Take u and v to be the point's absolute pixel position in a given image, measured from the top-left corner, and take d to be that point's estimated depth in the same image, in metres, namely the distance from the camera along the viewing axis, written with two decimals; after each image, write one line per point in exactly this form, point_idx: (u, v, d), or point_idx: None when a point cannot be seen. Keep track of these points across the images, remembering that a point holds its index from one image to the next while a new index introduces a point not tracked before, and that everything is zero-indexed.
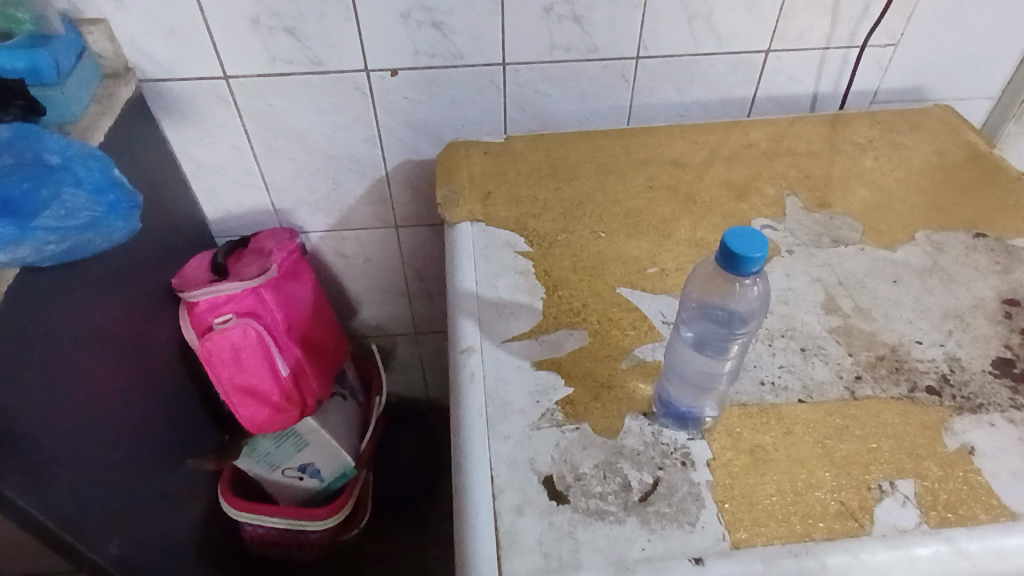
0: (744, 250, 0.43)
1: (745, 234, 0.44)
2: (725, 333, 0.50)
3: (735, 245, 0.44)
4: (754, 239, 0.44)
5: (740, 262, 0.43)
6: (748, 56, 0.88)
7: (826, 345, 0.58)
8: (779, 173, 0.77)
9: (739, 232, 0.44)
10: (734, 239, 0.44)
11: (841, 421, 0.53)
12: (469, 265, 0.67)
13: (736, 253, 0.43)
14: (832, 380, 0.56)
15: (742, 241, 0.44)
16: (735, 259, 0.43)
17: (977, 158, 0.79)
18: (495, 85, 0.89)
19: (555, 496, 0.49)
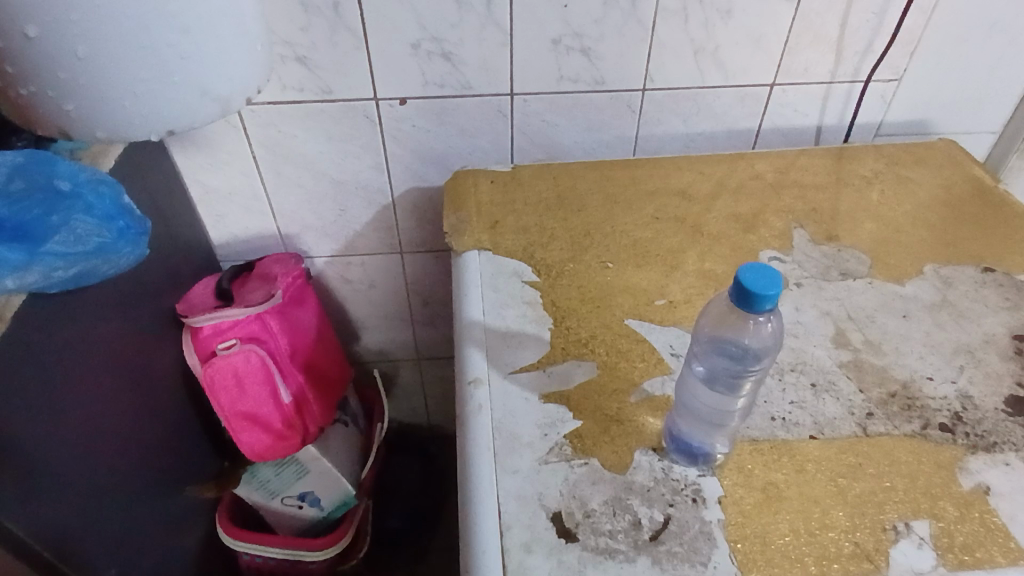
0: (759, 286, 0.43)
1: (759, 270, 0.44)
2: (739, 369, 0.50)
3: (749, 280, 0.44)
4: (767, 274, 0.44)
5: (754, 299, 0.43)
6: (753, 89, 0.89)
7: (838, 381, 0.58)
8: (785, 206, 0.78)
9: (752, 268, 0.44)
10: (749, 276, 0.44)
11: (853, 459, 0.52)
12: (477, 295, 0.66)
13: (750, 289, 0.43)
14: (843, 415, 0.55)
15: (756, 276, 0.44)
16: (749, 295, 0.43)
17: (982, 194, 0.79)
18: (503, 114, 0.89)
19: (564, 533, 0.48)
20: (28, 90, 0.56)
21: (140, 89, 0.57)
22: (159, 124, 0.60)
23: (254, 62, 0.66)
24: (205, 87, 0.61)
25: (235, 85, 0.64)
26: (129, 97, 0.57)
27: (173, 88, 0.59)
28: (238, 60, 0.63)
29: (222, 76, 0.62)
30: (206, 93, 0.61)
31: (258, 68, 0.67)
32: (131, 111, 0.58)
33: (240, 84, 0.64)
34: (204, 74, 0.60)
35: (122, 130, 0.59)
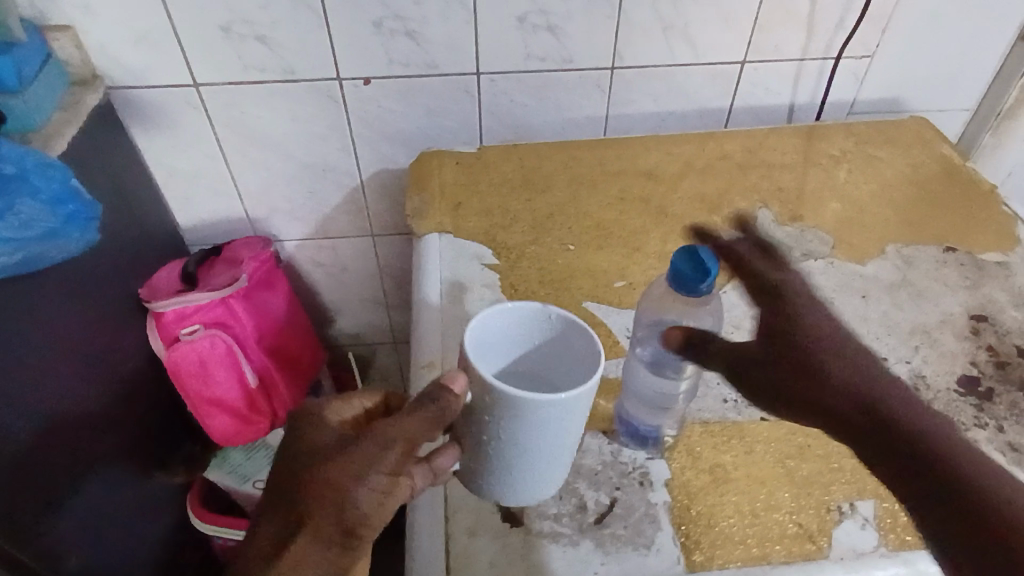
0: (691, 269, 0.43)
1: (696, 251, 0.44)
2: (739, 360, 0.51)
3: (685, 262, 0.43)
4: (705, 258, 0.44)
5: (689, 280, 0.43)
6: (724, 67, 0.88)
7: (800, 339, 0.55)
8: (752, 186, 0.77)
9: (693, 251, 0.44)
10: (685, 257, 0.43)
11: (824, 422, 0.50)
12: (434, 278, 0.66)
13: (683, 272, 0.43)
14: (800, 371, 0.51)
15: (694, 257, 0.43)
16: (680, 276, 0.43)
17: (950, 173, 0.79)
18: (469, 94, 0.88)
19: (509, 517, 0.48)
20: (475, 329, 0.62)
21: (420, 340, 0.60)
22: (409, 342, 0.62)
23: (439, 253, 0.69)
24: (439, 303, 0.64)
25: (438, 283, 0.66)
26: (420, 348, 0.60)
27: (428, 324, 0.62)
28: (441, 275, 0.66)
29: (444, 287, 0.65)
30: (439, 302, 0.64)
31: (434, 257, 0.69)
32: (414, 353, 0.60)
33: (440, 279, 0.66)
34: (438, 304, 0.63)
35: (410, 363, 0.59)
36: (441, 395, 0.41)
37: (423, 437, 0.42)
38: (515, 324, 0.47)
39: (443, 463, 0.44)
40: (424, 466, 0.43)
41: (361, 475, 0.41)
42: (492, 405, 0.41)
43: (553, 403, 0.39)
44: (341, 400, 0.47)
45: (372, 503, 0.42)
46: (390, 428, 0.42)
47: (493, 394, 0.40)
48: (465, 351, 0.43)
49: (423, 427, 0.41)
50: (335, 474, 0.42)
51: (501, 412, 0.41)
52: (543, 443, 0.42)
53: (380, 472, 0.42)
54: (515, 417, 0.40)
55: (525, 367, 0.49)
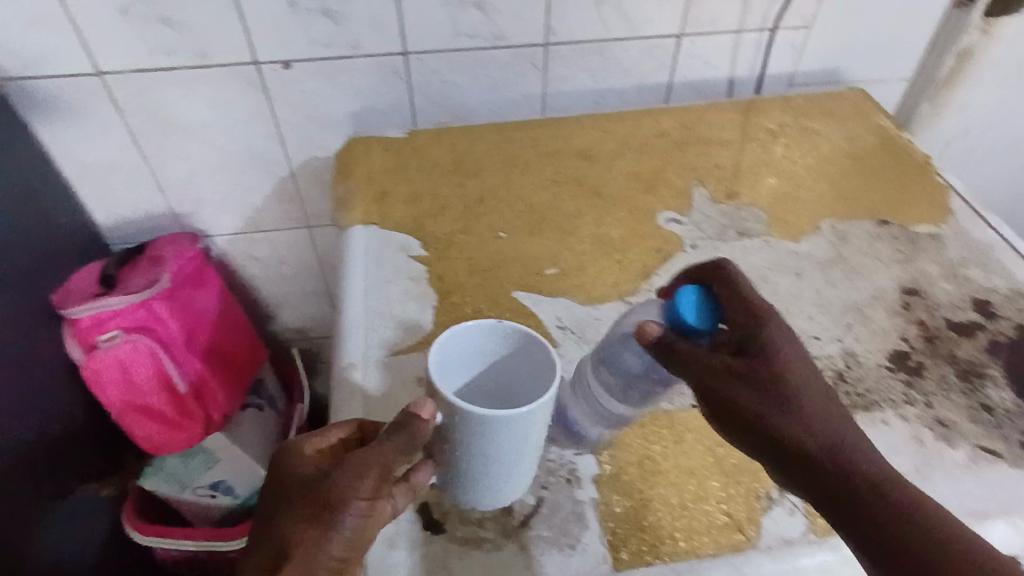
0: (693, 313, 0.44)
1: (694, 294, 0.45)
2: (732, 384, 0.43)
3: (686, 306, 0.44)
4: (702, 304, 0.45)
5: (682, 318, 0.44)
6: (661, 41, 0.85)
7: (790, 359, 0.43)
8: (688, 163, 0.75)
9: (690, 293, 0.45)
10: (686, 300, 0.44)
11: (786, 459, 0.42)
12: (358, 273, 0.63)
13: (680, 313, 0.44)
14: (767, 394, 0.42)
15: (692, 300, 0.45)
16: (679, 319, 0.44)
17: (885, 145, 0.78)
18: (398, 75, 0.84)
19: (430, 524, 0.46)
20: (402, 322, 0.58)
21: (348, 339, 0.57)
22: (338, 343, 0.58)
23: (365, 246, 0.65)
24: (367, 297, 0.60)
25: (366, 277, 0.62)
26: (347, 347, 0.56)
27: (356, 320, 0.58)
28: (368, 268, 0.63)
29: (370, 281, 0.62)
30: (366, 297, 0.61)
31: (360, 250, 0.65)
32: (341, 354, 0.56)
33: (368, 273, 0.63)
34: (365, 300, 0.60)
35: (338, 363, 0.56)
36: (410, 421, 0.40)
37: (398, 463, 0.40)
38: (463, 339, 0.45)
39: (421, 476, 0.42)
40: (404, 483, 0.41)
41: (344, 506, 0.38)
42: (460, 427, 0.40)
43: (516, 419, 0.39)
44: (316, 435, 0.43)
45: (357, 528, 0.39)
46: (367, 453, 0.39)
47: (460, 414, 0.39)
48: (428, 376, 0.41)
49: (397, 453, 0.39)
50: (319, 511, 0.39)
51: (467, 429, 0.40)
52: (520, 454, 0.42)
53: (361, 498, 0.39)
54: (478, 433, 0.40)
55: (477, 379, 0.48)
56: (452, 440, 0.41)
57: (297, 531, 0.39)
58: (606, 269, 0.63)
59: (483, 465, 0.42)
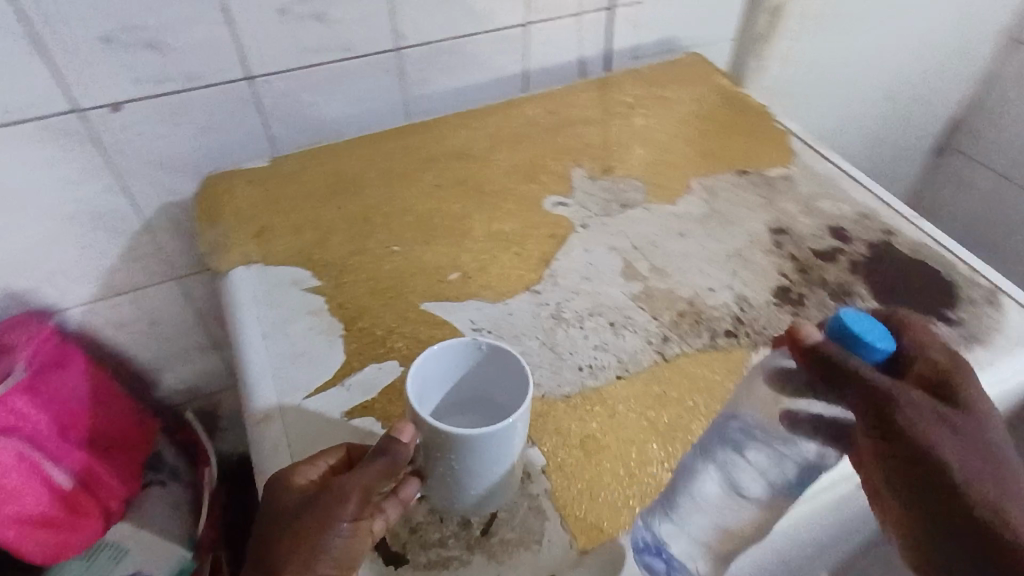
0: (875, 338, 0.44)
1: (874, 322, 0.44)
2: (909, 413, 0.42)
3: (857, 323, 0.44)
4: (885, 334, 0.44)
5: (862, 347, 0.43)
6: (509, 32, 0.87)
7: (919, 419, 0.42)
8: (561, 147, 0.77)
9: (865, 319, 0.45)
10: (856, 320, 0.44)
11: (925, 482, 0.41)
12: (252, 320, 0.59)
13: (862, 337, 0.43)
14: (935, 426, 0.42)
15: (870, 327, 0.44)
16: (847, 336, 0.43)
17: (728, 101, 0.85)
18: (247, 102, 0.78)
19: (392, 559, 0.44)
20: (311, 358, 0.56)
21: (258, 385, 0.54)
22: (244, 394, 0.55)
23: (244, 286, 0.62)
24: (264, 338, 0.57)
25: (253, 317, 0.59)
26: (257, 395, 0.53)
27: (259, 366, 0.55)
28: (253, 309, 0.60)
29: (259, 322, 0.59)
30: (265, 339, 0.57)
31: (240, 290, 0.61)
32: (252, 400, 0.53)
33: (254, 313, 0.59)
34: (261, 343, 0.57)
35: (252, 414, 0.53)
36: (392, 445, 0.43)
37: (376, 486, 0.43)
38: (449, 357, 0.49)
39: (408, 490, 0.45)
40: (393, 498, 0.44)
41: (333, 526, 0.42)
42: (444, 445, 0.43)
43: (495, 433, 0.42)
44: (306, 464, 0.46)
45: (345, 547, 0.42)
46: (349, 479, 0.43)
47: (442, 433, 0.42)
48: (410, 400, 0.44)
49: (379, 477, 0.42)
50: (309, 534, 0.42)
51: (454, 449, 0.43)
52: (501, 466, 0.44)
53: (347, 519, 0.42)
54: (457, 448, 0.42)
55: (463, 393, 0.51)
56: (435, 458, 0.44)
57: (288, 556, 0.42)
58: (507, 263, 0.64)
59: (467, 480, 0.44)
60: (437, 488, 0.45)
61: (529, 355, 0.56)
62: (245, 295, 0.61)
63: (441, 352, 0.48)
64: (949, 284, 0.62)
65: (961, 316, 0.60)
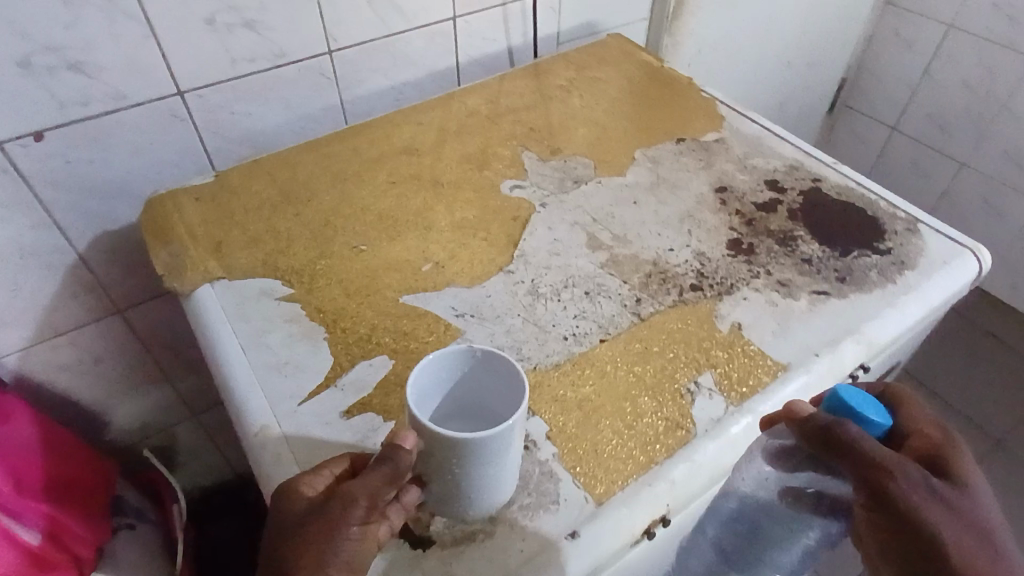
0: (869, 413, 0.48)
1: (870, 400, 0.49)
2: (905, 486, 0.45)
3: (853, 399, 0.48)
4: (880, 411, 0.49)
5: (859, 418, 0.48)
6: (439, 26, 0.88)
7: (914, 495, 0.45)
8: (507, 133, 0.79)
9: (862, 396, 0.49)
10: (852, 395, 0.49)
11: (917, 548, 0.45)
12: (229, 334, 0.57)
13: (860, 413, 0.48)
14: (927, 500, 0.45)
15: (867, 404, 0.49)
16: (849, 410, 0.48)
17: (655, 76, 0.89)
18: (180, 118, 0.76)
19: (419, 543, 0.46)
20: (297, 363, 0.55)
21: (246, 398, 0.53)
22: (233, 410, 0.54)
23: (210, 304, 0.60)
24: (242, 352, 0.56)
25: (227, 333, 0.58)
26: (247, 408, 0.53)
27: (242, 380, 0.54)
28: (224, 325, 0.58)
29: (233, 336, 0.57)
30: (243, 352, 0.56)
31: (206, 308, 0.60)
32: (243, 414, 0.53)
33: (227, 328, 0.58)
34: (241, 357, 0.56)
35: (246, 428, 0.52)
36: (396, 453, 0.43)
37: (382, 492, 0.43)
38: (445, 365, 0.49)
39: (411, 496, 0.45)
40: (395, 505, 0.44)
41: (343, 530, 0.42)
42: (444, 451, 0.43)
43: (496, 437, 0.42)
44: (310, 473, 0.45)
45: (355, 550, 0.43)
46: (355, 486, 0.43)
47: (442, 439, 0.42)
48: (409, 406, 0.45)
49: (383, 484, 0.43)
50: (316, 541, 0.42)
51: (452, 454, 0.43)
52: (504, 465, 0.44)
53: (355, 523, 0.43)
54: (460, 451, 0.42)
55: (459, 402, 0.52)
56: (436, 461, 0.44)
57: (299, 557, 0.42)
58: (476, 249, 0.65)
59: (470, 481, 0.44)
60: (440, 491, 0.45)
61: (514, 331, 0.57)
62: (212, 313, 0.59)
63: (435, 364, 0.48)
64: (875, 220, 0.69)
65: (890, 246, 0.66)
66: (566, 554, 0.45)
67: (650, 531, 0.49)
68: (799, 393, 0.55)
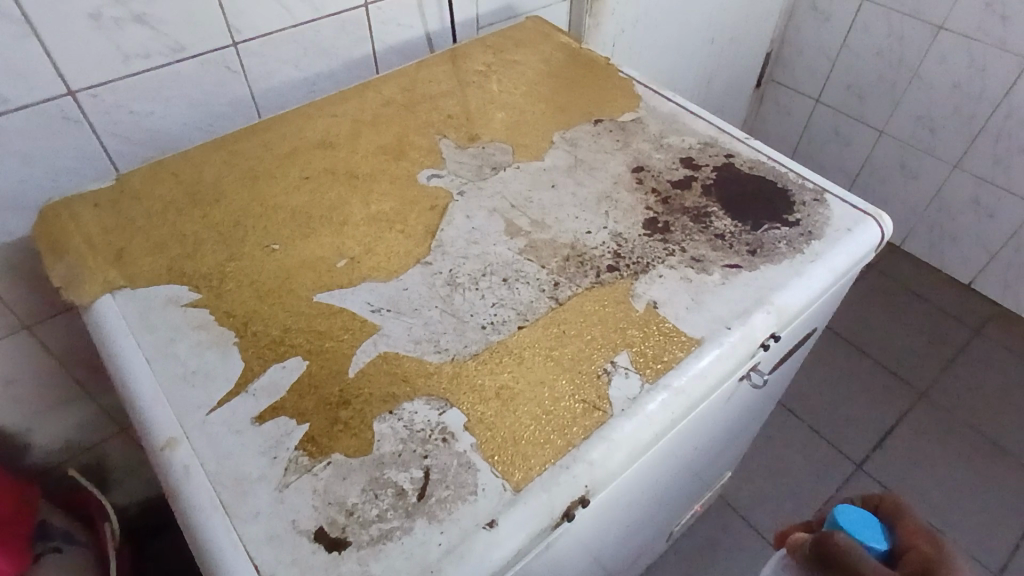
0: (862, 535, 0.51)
1: (869, 522, 0.52)
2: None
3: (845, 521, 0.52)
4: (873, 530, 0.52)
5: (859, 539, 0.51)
6: (349, 14, 0.85)
7: None
8: (424, 122, 0.78)
9: (861, 517, 0.53)
10: (850, 518, 0.53)
11: None
12: (132, 348, 0.55)
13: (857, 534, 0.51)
14: None
15: (864, 524, 0.52)
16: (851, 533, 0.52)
17: (573, 57, 0.89)
18: (73, 120, 0.71)
19: (334, 545, 0.44)
20: (206, 373, 0.53)
21: (153, 415, 0.51)
22: (141, 426, 0.52)
23: (110, 317, 0.57)
24: (146, 366, 0.54)
25: (130, 346, 0.55)
26: (154, 424, 0.51)
27: (148, 395, 0.52)
28: (125, 338, 0.56)
29: (137, 348, 0.55)
30: (147, 366, 0.54)
31: (106, 320, 0.57)
32: (150, 430, 0.51)
33: (128, 340, 0.56)
34: (144, 371, 0.54)
35: (154, 444, 0.50)
36: None
37: None
38: None
39: None
40: None
41: None
42: None
43: None
44: None
45: None
46: None
47: None
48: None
49: None
50: None
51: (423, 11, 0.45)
52: None
53: None
54: None
55: None
56: None
57: None
58: (392, 242, 0.64)
59: None
60: None
61: (432, 324, 0.57)
62: (113, 326, 0.57)
63: None
64: (785, 191, 0.71)
65: (798, 217, 0.68)
66: (485, 543, 0.45)
67: (571, 513, 0.49)
68: (712, 365, 0.56)
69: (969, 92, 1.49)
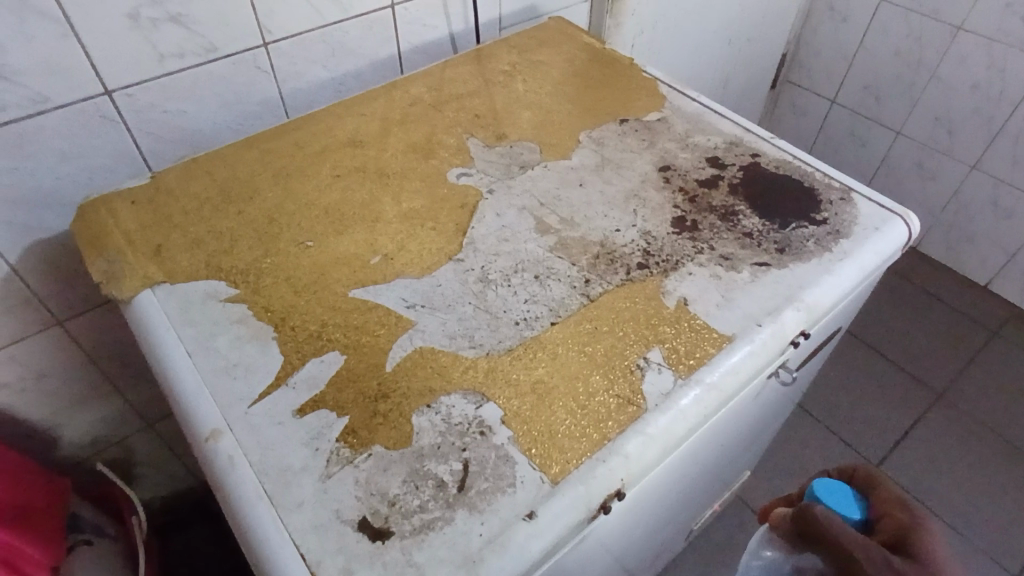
0: (840, 506, 0.54)
1: (842, 491, 0.54)
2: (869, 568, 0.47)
3: (822, 491, 0.54)
4: (853, 501, 0.54)
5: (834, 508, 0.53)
6: (376, 14, 0.86)
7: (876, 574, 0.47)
8: (451, 121, 0.79)
9: (836, 489, 0.55)
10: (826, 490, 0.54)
11: None
12: (174, 341, 0.56)
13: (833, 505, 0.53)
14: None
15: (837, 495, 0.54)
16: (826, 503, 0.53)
17: (596, 57, 0.90)
18: (109, 119, 0.73)
19: (377, 534, 0.45)
20: (247, 366, 0.54)
21: (196, 407, 0.52)
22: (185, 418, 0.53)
23: (152, 311, 0.59)
24: (188, 360, 0.55)
25: (171, 340, 0.56)
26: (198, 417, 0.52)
27: (191, 388, 0.53)
28: (166, 333, 0.57)
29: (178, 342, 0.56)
30: (190, 360, 0.55)
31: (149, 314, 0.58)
32: (194, 422, 0.52)
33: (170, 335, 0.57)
34: (186, 364, 0.55)
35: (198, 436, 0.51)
36: None
37: None
38: None
39: None
40: None
41: None
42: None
43: None
44: None
45: None
46: None
47: None
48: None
49: None
50: None
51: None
52: None
53: None
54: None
55: None
56: None
57: None
58: (424, 239, 0.65)
59: None
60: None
61: (466, 320, 0.58)
62: (155, 320, 0.58)
63: None
64: (811, 190, 0.72)
65: (826, 216, 0.68)
66: (525, 534, 0.46)
67: (607, 506, 0.50)
68: (744, 360, 0.57)
69: (988, 92, 1.49)
